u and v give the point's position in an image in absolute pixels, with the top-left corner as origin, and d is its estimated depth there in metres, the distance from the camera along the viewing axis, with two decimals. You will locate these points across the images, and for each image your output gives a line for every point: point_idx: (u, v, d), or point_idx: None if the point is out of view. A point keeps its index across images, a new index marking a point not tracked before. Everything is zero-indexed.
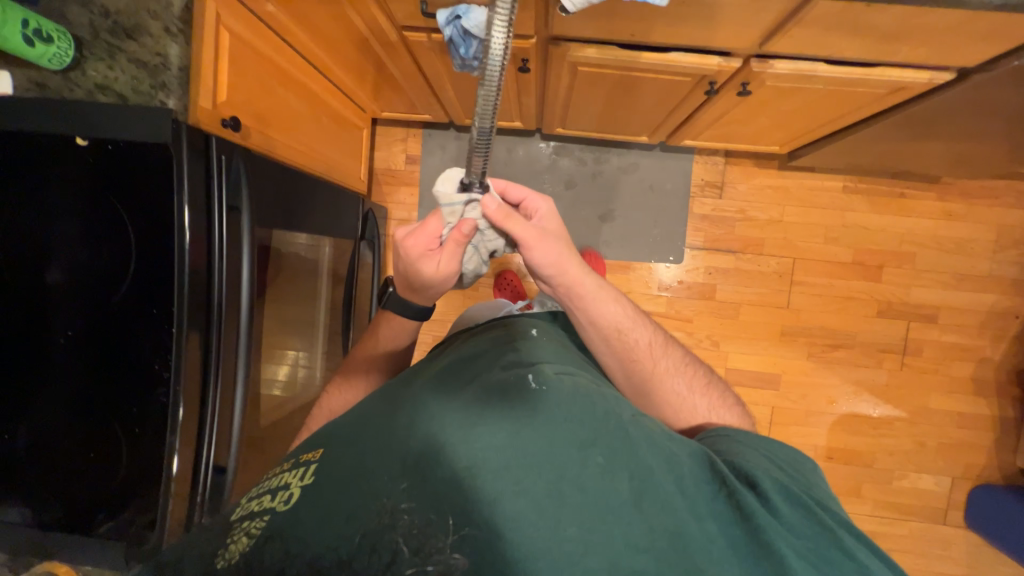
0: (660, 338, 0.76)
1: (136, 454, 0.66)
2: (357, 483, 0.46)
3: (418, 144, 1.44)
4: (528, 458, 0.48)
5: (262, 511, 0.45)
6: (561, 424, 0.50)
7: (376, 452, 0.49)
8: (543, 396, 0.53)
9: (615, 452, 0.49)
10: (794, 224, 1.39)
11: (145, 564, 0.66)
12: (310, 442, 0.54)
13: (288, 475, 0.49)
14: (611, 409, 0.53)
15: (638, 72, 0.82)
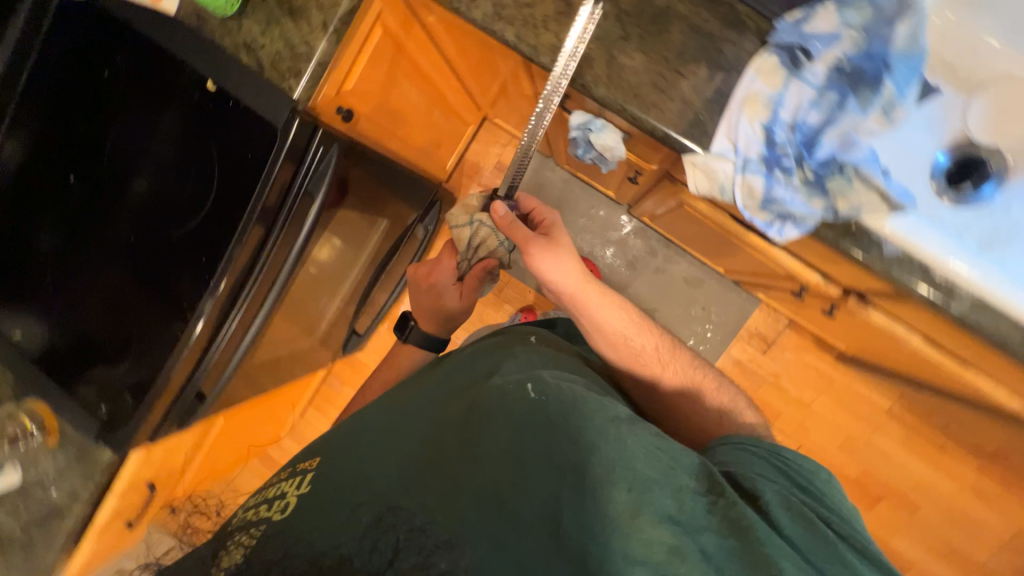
0: (668, 342, 0.75)
1: (134, 367, 0.72)
2: (356, 484, 0.46)
3: (513, 156, 1.42)
4: (519, 464, 0.45)
5: (256, 521, 0.45)
6: (548, 436, 0.46)
7: (372, 452, 0.50)
8: (536, 408, 0.49)
9: (612, 460, 0.44)
10: (819, 415, 1.33)
11: (111, 447, 0.76)
12: (309, 453, 0.54)
13: (284, 485, 0.49)
14: (605, 413, 0.48)
15: (737, 242, 0.78)
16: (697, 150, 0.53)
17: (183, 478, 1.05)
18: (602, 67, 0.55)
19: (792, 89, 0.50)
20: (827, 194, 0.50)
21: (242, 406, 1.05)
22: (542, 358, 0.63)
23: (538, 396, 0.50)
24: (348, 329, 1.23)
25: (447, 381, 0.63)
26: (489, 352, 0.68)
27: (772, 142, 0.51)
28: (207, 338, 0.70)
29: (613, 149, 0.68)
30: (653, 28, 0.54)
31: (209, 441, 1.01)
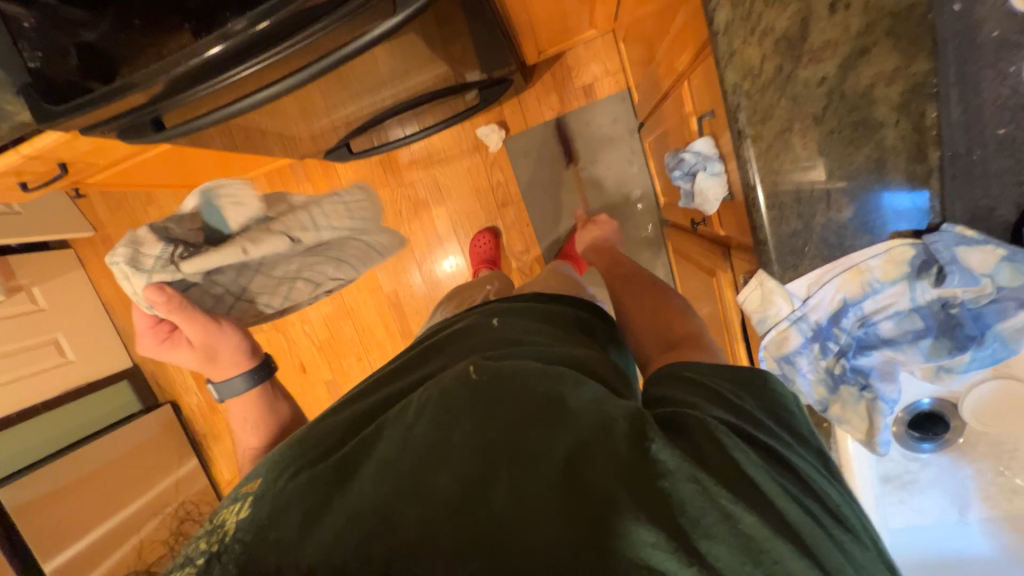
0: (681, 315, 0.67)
1: (91, 52, 0.58)
2: (298, 498, 0.37)
3: (606, 92, 1.25)
4: (462, 451, 0.36)
5: (190, 560, 0.36)
6: (480, 416, 0.38)
7: (298, 461, 0.42)
8: (476, 387, 0.41)
9: (549, 427, 0.36)
10: None
11: (25, 110, 0.64)
12: (257, 467, 0.45)
13: (223, 514, 0.40)
14: (536, 385, 0.40)
15: (728, 341, 0.81)
16: (774, 274, 0.50)
17: (103, 172, 0.95)
18: (772, 131, 0.47)
19: (895, 290, 0.47)
20: (832, 391, 0.49)
21: (195, 149, 0.93)
22: (506, 339, 0.55)
23: (479, 375, 0.43)
24: (341, 139, 1.09)
25: (405, 374, 0.55)
26: (453, 340, 0.59)
27: (836, 319, 0.49)
28: (176, 88, 0.55)
29: (704, 201, 0.61)
30: (849, 133, 0.45)
31: (142, 157, 0.90)
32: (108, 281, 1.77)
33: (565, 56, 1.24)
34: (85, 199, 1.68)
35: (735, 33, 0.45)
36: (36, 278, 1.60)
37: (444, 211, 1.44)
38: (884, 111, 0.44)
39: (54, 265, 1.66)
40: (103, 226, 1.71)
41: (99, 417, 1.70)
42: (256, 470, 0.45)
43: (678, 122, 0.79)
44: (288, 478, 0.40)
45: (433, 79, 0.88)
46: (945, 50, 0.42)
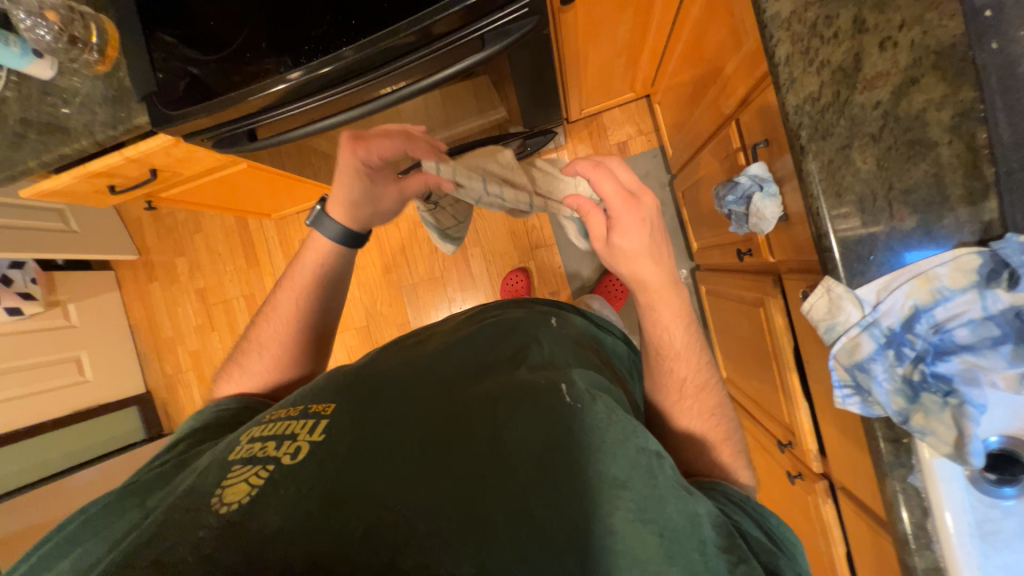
0: (702, 378, 0.55)
1: (225, 64, 0.69)
2: (354, 464, 0.39)
3: (639, 148, 1.35)
4: (546, 474, 0.38)
5: (265, 459, 0.40)
6: (577, 449, 0.39)
7: (360, 416, 0.43)
8: (574, 420, 0.41)
9: (645, 496, 0.37)
10: None
11: (145, 117, 0.72)
12: (321, 393, 0.48)
13: (294, 425, 0.43)
14: (638, 437, 0.40)
15: (778, 372, 0.80)
16: (842, 280, 0.52)
17: (178, 185, 1.03)
18: (831, 147, 0.51)
19: (966, 299, 0.48)
20: (913, 401, 0.48)
21: (267, 167, 1.01)
22: (577, 354, 0.57)
23: (572, 403, 0.42)
24: None
25: (464, 348, 0.56)
26: (515, 325, 0.60)
27: (909, 326, 0.49)
28: (307, 90, 0.68)
29: (761, 221, 0.64)
30: (905, 150, 0.49)
31: (222, 172, 0.98)
32: (139, 305, 1.80)
33: (603, 115, 1.35)
34: (136, 224, 1.77)
35: (795, 65, 0.52)
36: (73, 295, 1.63)
37: (478, 248, 1.50)
38: (937, 132, 0.49)
39: (92, 285, 1.71)
40: (146, 250, 1.78)
41: (101, 443, 1.64)
42: (325, 395, 0.48)
43: (721, 161, 0.84)
44: (355, 431, 0.42)
45: (488, 124, 0.95)
46: (988, 81, 0.47)
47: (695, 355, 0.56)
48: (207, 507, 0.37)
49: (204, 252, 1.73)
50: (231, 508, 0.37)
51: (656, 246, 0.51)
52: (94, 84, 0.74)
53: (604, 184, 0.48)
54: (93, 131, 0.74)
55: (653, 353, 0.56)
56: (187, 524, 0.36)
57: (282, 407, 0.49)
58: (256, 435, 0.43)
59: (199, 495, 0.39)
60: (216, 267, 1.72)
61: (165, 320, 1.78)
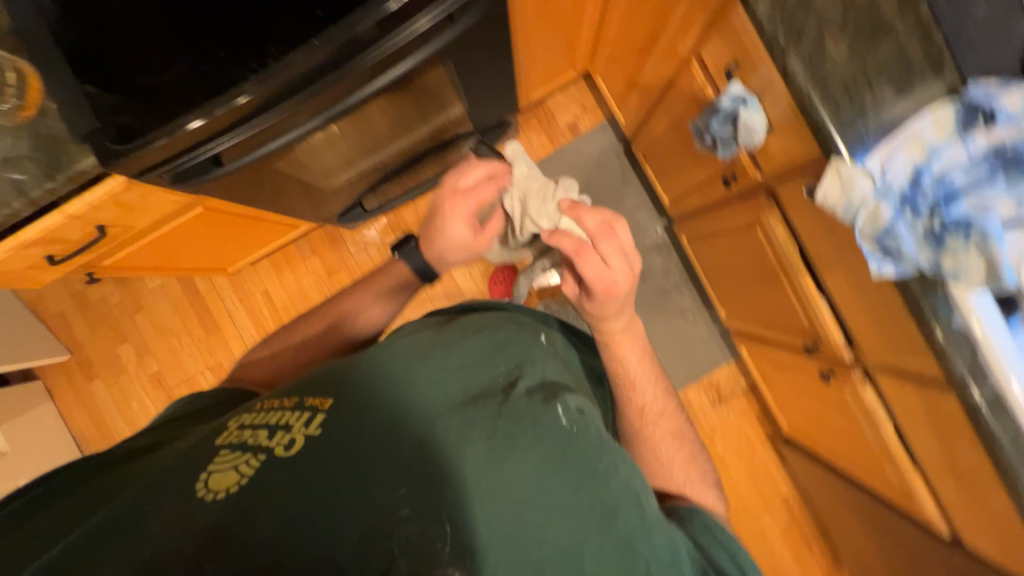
0: (663, 401, 0.65)
1: (175, 84, 0.62)
2: (359, 465, 0.44)
3: (589, 126, 1.42)
4: (538, 479, 0.44)
5: (259, 449, 0.46)
6: (572, 478, 0.45)
7: (369, 429, 0.46)
8: (569, 440, 0.46)
9: (629, 522, 0.44)
10: (731, 478, 1.42)
11: (92, 157, 0.63)
12: (322, 384, 0.53)
13: (291, 416, 0.49)
14: (621, 469, 0.47)
15: (787, 282, 0.84)
16: (847, 160, 0.57)
17: (127, 246, 0.92)
18: (807, 44, 0.56)
19: (953, 150, 0.54)
20: (939, 248, 0.53)
21: (229, 204, 0.94)
22: (568, 365, 0.62)
23: (568, 425, 0.48)
24: (358, 193, 1.18)
25: None
26: (506, 325, 0.61)
27: (916, 184, 0.54)
28: (273, 97, 0.63)
29: (751, 134, 0.69)
30: (869, 33, 0.55)
31: (179, 219, 0.89)
32: (81, 411, 1.57)
33: (548, 102, 1.41)
34: (60, 320, 1.55)
35: None
36: None
37: None
38: (890, 13, 0.55)
39: (17, 401, 1.46)
40: (79, 347, 1.56)
41: None
42: (326, 388, 0.52)
43: (685, 105, 0.90)
44: (365, 437, 0.45)
45: (436, 130, 1.04)
46: None
47: (652, 384, 0.64)
48: (195, 493, 0.44)
49: (151, 332, 1.54)
50: (221, 496, 0.43)
51: (624, 305, 0.61)
52: (16, 136, 0.64)
53: (588, 266, 0.56)
54: (25, 189, 0.64)
55: (615, 387, 0.65)
56: (179, 504, 0.44)
57: (276, 396, 0.54)
58: (249, 422, 0.50)
59: (192, 476, 0.45)
60: (169, 345, 1.54)
61: (118, 420, 1.56)
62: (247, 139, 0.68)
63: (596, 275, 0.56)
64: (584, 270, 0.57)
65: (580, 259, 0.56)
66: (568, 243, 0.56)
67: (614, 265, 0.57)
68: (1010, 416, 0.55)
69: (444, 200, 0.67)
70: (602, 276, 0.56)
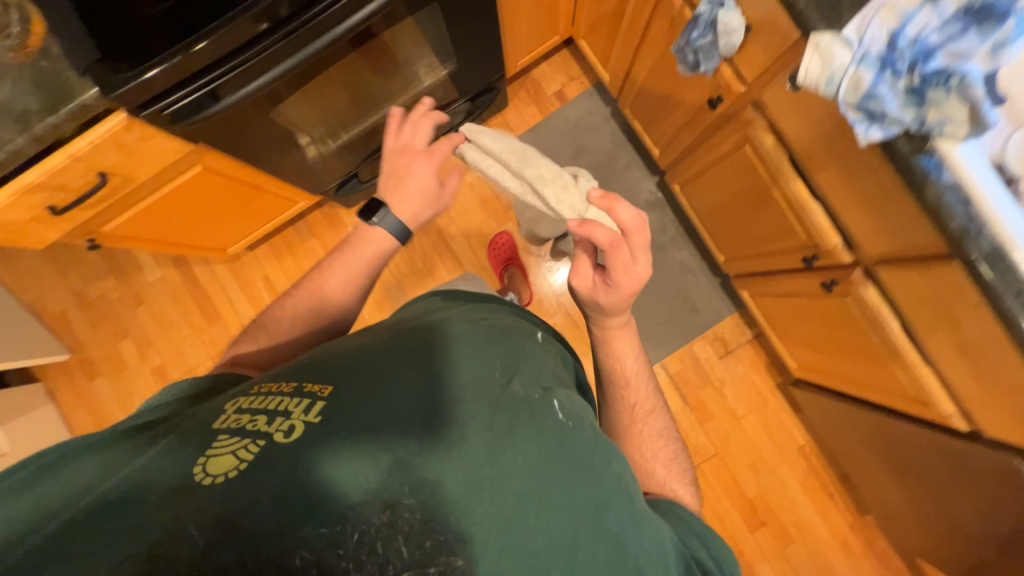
0: (653, 399, 0.64)
1: (175, 13, 0.64)
2: (358, 449, 0.40)
3: (576, 92, 1.46)
4: (542, 472, 0.40)
5: (258, 434, 0.40)
6: (570, 470, 0.41)
7: (365, 408, 0.42)
8: (572, 435, 0.44)
9: (625, 524, 0.41)
10: (744, 431, 1.41)
11: (93, 88, 0.65)
12: (320, 367, 0.48)
13: (288, 401, 0.43)
14: (620, 468, 0.44)
15: (779, 194, 0.86)
16: (826, 33, 0.60)
17: (129, 208, 0.93)
18: None
19: (925, 12, 0.55)
20: (922, 104, 0.55)
21: (229, 162, 0.95)
22: (565, 363, 0.60)
23: (571, 418, 0.45)
24: (354, 161, 1.21)
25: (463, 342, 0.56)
26: (502, 317, 0.59)
27: (893, 47, 0.55)
28: (271, 22, 0.67)
29: (729, 36, 0.73)
30: None
31: (178, 174, 0.91)
32: (82, 411, 1.54)
33: (535, 73, 1.46)
34: (60, 319, 1.55)
35: None
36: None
37: (454, 228, 1.48)
38: None
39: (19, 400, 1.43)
40: (80, 345, 1.55)
41: None
42: (322, 370, 0.47)
43: (667, 40, 0.93)
44: (359, 419, 0.42)
45: (425, 87, 1.10)
46: None
47: (643, 382, 0.64)
48: (191, 478, 0.38)
49: (153, 325, 1.54)
50: (218, 483, 0.38)
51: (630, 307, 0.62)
52: (19, 72, 0.65)
53: (618, 259, 0.58)
54: (27, 123, 0.65)
55: (608, 381, 0.65)
56: (169, 492, 0.38)
57: (275, 374, 0.48)
58: (245, 405, 0.44)
59: (185, 460, 0.40)
60: (171, 337, 1.54)
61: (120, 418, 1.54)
62: (245, 70, 0.71)
63: (621, 267, 0.58)
64: (610, 257, 0.58)
65: (613, 248, 0.58)
66: (604, 230, 0.58)
67: (640, 262, 0.59)
68: (1010, 266, 0.56)
69: (391, 161, 0.70)
70: (631, 272, 0.58)
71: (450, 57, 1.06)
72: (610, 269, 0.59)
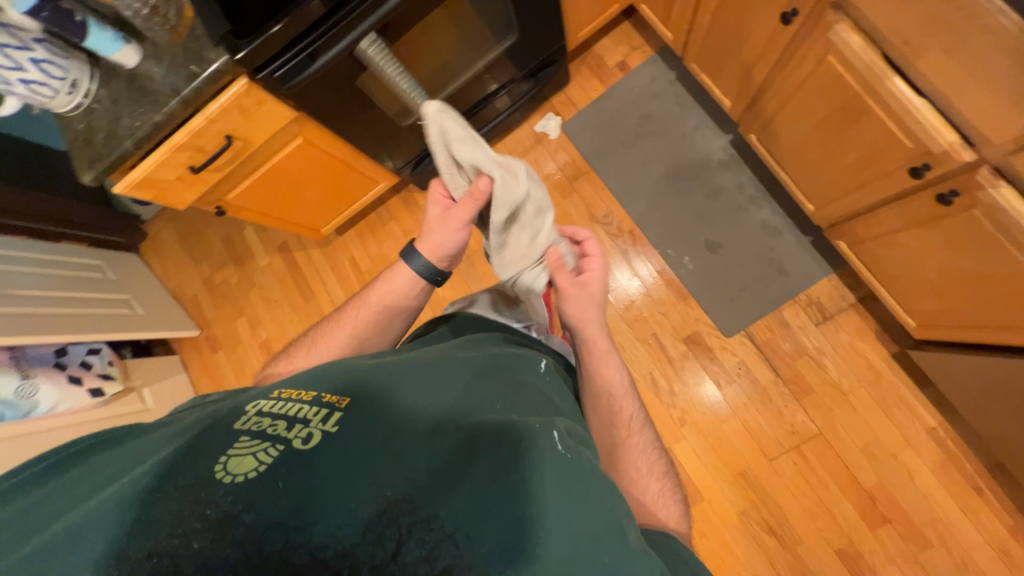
0: (640, 418, 0.75)
1: None
2: (368, 461, 0.39)
3: (639, 61, 1.46)
4: (545, 500, 0.37)
5: (277, 436, 0.41)
6: (576, 500, 0.38)
7: (379, 417, 0.44)
8: (577, 469, 0.40)
9: (630, 568, 0.37)
10: (851, 408, 1.23)
11: (223, 55, 0.80)
12: (343, 383, 0.49)
13: (310, 409, 0.44)
14: (624, 512, 0.40)
15: (874, 101, 0.78)
16: None
17: (247, 176, 1.10)
18: None
19: None
20: None
21: (325, 134, 1.10)
22: (562, 401, 0.59)
23: (575, 452, 0.42)
24: (428, 137, 1.32)
25: (478, 368, 0.56)
26: (512, 363, 0.60)
27: None
28: None
29: None
30: None
31: (284, 144, 1.06)
32: (206, 379, 1.80)
33: (596, 48, 1.50)
34: (193, 301, 1.85)
35: None
36: (144, 380, 1.64)
37: None
38: None
39: (158, 368, 1.72)
40: (206, 323, 1.82)
41: None
42: (344, 386, 0.48)
43: None
44: (373, 434, 0.42)
45: (492, 60, 1.19)
46: None
47: (630, 401, 0.73)
48: (212, 475, 0.39)
49: (262, 304, 1.77)
50: (234, 480, 0.38)
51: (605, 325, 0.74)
52: (175, 51, 0.82)
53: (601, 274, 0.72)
54: (179, 90, 0.81)
55: (602, 398, 0.72)
56: (191, 483, 0.39)
57: (300, 382, 0.50)
58: (267, 408, 0.45)
59: (207, 457, 0.41)
60: (275, 314, 1.75)
61: (234, 385, 1.76)
62: (337, 32, 0.82)
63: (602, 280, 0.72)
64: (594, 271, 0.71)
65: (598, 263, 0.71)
66: (592, 254, 0.72)
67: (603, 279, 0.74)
68: None
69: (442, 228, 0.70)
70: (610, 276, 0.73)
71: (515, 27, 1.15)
72: (588, 268, 0.71)
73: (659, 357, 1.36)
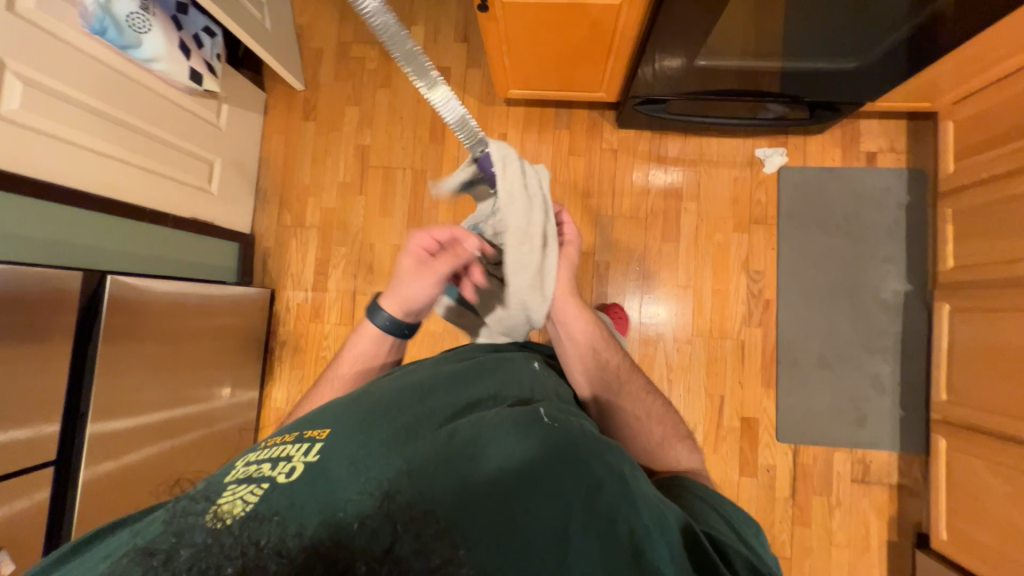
0: (626, 364, 0.81)
1: None
2: (352, 467, 0.43)
3: (885, 165, 1.40)
4: (527, 477, 0.43)
5: (261, 478, 0.42)
6: (554, 460, 0.45)
7: (360, 427, 0.48)
8: (552, 434, 0.48)
9: (618, 493, 0.44)
10: (827, 555, 1.33)
11: None
12: (314, 419, 0.51)
13: (290, 447, 0.46)
14: (609, 455, 0.47)
15: None
16: None
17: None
18: None
19: None
20: None
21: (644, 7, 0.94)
22: (552, 393, 0.66)
23: (551, 421, 0.50)
24: (692, 91, 1.17)
25: (450, 381, 0.60)
26: (492, 370, 0.66)
27: None
28: None
29: None
30: None
31: None
32: (279, 139, 1.59)
33: (862, 124, 1.40)
34: (314, 55, 1.60)
35: None
36: (229, 96, 1.41)
37: (693, 204, 1.44)
38: None
39: (245, 96, 1.49)
40: (314, 86, 1.60)
41: (190, 265, 1.36)
42: (312, 420, 0.51)
43: None
44: (348, 439, 0.46)
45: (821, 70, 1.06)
46: None
47: (610, 354, 0.79)
48: (204, 523, 0.39)
49: (384, 110, 1.57)
50: (225, 524, 0.38)
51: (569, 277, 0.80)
52: None
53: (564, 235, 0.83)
54: None
55: (586, 357, 0.78)
56: (185, 536, 0.38)
57: (281, 433, 0.51)
58: (253, 459, 0.46)
59: (190, 513, 0.40)
60: (392, 129, 1.56)
61: (306, 165, 1.58)
62: None
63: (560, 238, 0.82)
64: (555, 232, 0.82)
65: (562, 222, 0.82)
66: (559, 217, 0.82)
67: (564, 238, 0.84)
68: None
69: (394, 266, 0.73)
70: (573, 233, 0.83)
71: (867, 57, 1.03)
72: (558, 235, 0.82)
73: (712, 418, 1.38)
